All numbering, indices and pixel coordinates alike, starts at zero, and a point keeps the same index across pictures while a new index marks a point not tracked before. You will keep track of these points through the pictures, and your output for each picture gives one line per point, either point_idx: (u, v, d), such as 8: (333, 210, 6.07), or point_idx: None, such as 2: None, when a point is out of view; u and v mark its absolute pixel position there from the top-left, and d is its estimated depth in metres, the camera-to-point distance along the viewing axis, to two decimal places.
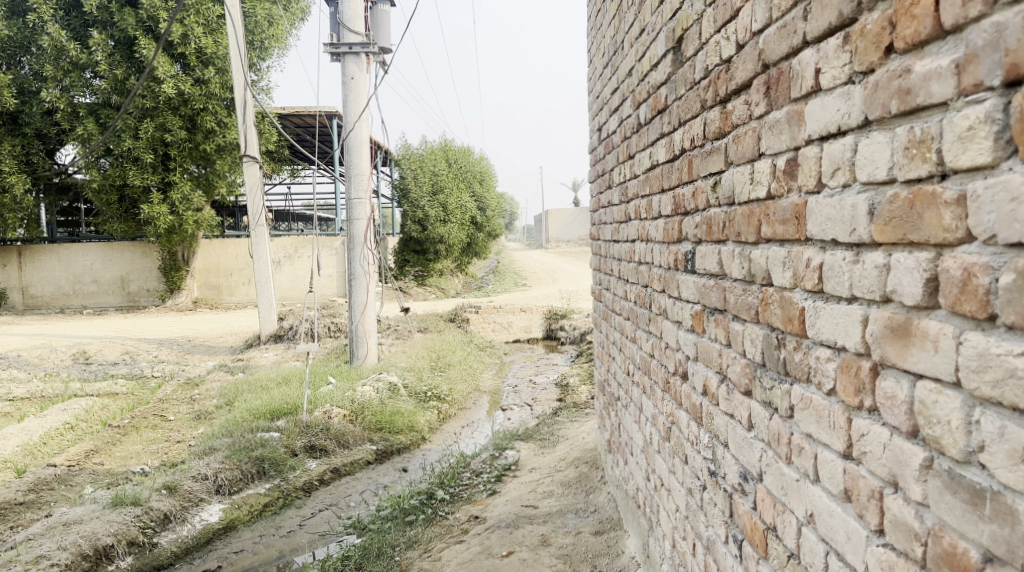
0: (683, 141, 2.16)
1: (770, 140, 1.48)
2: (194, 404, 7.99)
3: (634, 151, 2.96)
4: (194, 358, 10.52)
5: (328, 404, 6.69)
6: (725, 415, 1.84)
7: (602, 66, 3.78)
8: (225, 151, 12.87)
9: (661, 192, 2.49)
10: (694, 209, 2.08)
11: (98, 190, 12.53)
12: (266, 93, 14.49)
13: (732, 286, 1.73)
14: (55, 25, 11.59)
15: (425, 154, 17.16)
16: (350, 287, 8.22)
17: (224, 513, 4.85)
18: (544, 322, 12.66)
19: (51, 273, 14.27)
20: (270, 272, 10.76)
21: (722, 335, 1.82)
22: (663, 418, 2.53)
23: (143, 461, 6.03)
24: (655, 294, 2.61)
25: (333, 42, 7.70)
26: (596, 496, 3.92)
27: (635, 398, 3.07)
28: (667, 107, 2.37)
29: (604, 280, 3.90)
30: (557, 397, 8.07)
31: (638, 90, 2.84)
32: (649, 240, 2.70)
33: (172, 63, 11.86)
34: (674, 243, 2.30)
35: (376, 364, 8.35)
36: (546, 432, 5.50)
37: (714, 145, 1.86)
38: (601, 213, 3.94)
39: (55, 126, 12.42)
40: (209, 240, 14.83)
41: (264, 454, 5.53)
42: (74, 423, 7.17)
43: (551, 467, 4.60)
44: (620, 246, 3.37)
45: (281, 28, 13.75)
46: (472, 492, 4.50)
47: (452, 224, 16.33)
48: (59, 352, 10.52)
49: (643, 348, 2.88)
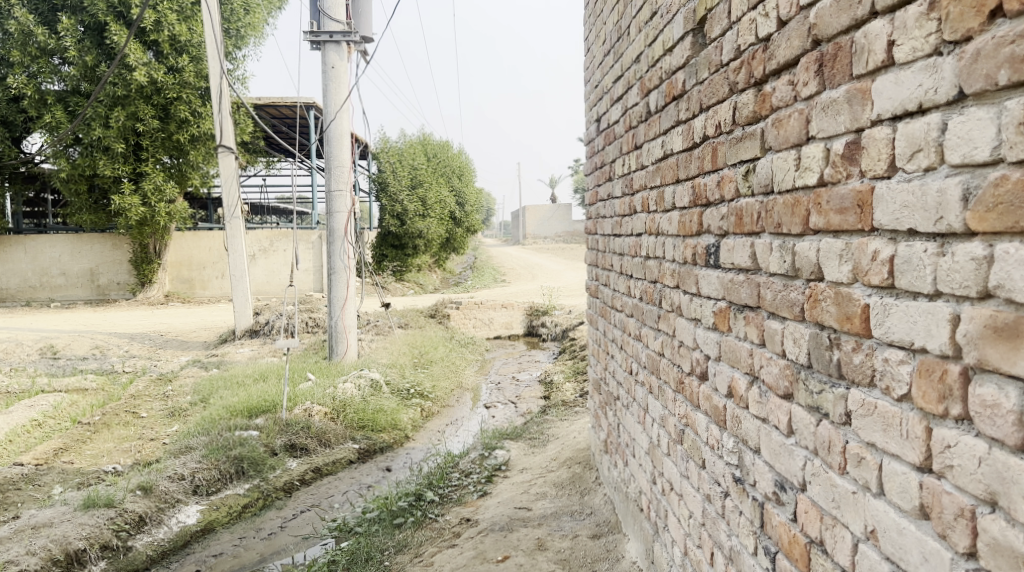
0: (706, 127, 2.04)
1: (822, 123, 1.37)
2: (167, 401, 7.75)
3: (642, 141, 2.83)
4: (167, 354, 10.23)
5: (308, 401, 6.51)
6: (755, 419, 1.73)
7: (601, 55, 3.67)
8: (198, 142, 12.51)
9: (675, 182, 2.36)
10: (718, 199, 1.95)
11: (67, 180, 12.16)
12: (242, 82, 14.19)
13: (768, 281, 1.62)
14: (22, 9, 11.21)
15: (404, 147, 16.93)
16: (330, 281, 8.03)
17: (201, 514, 4.68)
18: (525, 318, 12.54)
19: (17, 264, 13.84)
20: (246, 266, 10.49)
21: (754, 333, 1.71)
22: (675, 420, 2.41)
23: (115, 460, 5.80)
24: (666, 290, 2.50)
25: (313, 30, 7.50)
26: (591, 499, 3.80)
27: (639, 398, 2.95)
28: (685, 92, 2.25)
29: (602, 275, 3.78)
30: (542, 395, 7.97)
31: (647, 77, 2.73)
32: (659, 233, 2.58)
33: (145, 51, 11.55)
34: (692, 236, 2.18)
35: (356, 360, 8.18)
36: (536, 431, 5.37)
37: (747, 130, 1.74)
38: (599, 206, 3.82)
39: (22, 114, 12.02)
40: (182, 233, 14.49)
41: (243, 454, 5.32)
42: (41, 420, 6.91)
43: (543, 467, 4.48)
44: (622, 240, 3.25)
45: (258, 16, 13.46)
46: (461, 493, 4.36)
47: (431, 218, 16.14)
48: (25, 346, 10.17)
49: (650, 347, 2.76)
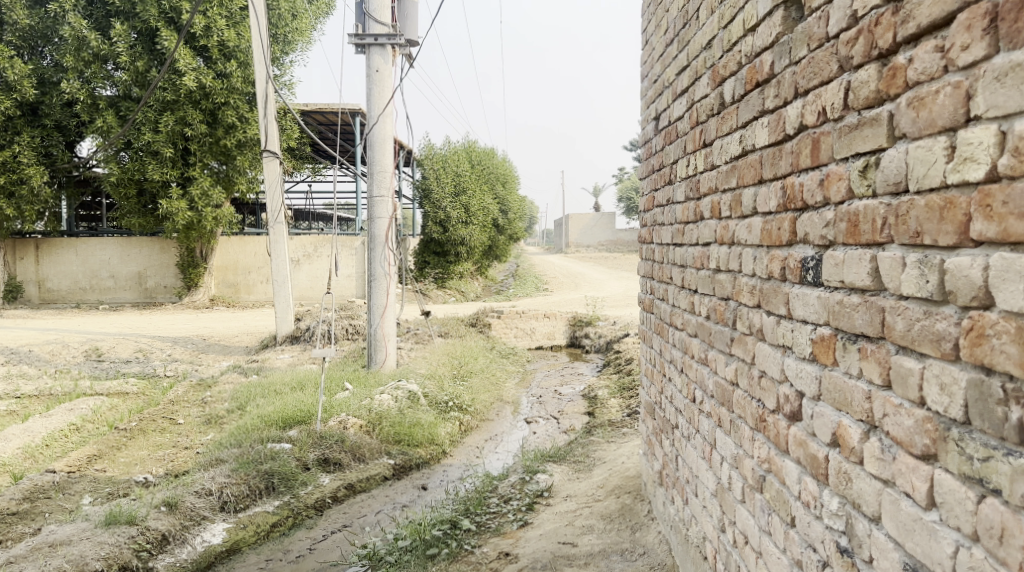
0: (804, 115, 1.69)
1: (995, 97, 1.07)
2: (204, 408, 7.58)
3: (712, 139, 2.48)
4: (209, 358, 10.14)
5: (343, 413, 6.28)
6: (873, 480, 1.37)
7: (662, 45, 3.32)
8: (245, 147, 12.50)
9: (758, 183, 2.01)
10: (820, 201, 1.60)
11: (117, 184, 12.22)
12: (288, 88, 14.16)
13: (898, 306, 1.27)
14: (76, 15, 11.31)
15: (448, 153, 16.72)
16: (370, 288, 7.80)
17: (228, 533, 4.41)
18: (568, 329, 12.20)
19: (68, 267, 14.02)
20: (287, 271, 10.33)
21: (874, 371, 1.35)
22: (753, 463, 2.05)
23: (147, 470, 5.63)
24: (742, 309, 2.15)
25: (357, 34, 7.31)
26: (644, 536, 3.44)
27: (704, 430, 2.59)
28: (773, 77, 1.91)
29: (658, 289, 3.41)
30: (585, 411, 7.61)
31: (720, 63, 2.38)
32: (733, 243, 2.23)
33: (194, 56, 11.56)
34: (780, 248, 1.83)
35: (395, 369, 7.92)
36: (581, 454, 5.02)
37: (864, 115, 1.40)
38: (656, 213, 3.48)
39: (76, 119, 12.16)
40: (229, 237, 14.52)
41: (274, 468, 5.09)
42: (79, 424, 6.80)
43: (589, 496, 4.12)
44: (683, 251, 2.91)
45: (305, 22, 13.41)
46: (501, 522, 4.02)
47: (474, 225, 15.92)
48: (71, 347, 10.20)
49: (719, 373, 2.40)
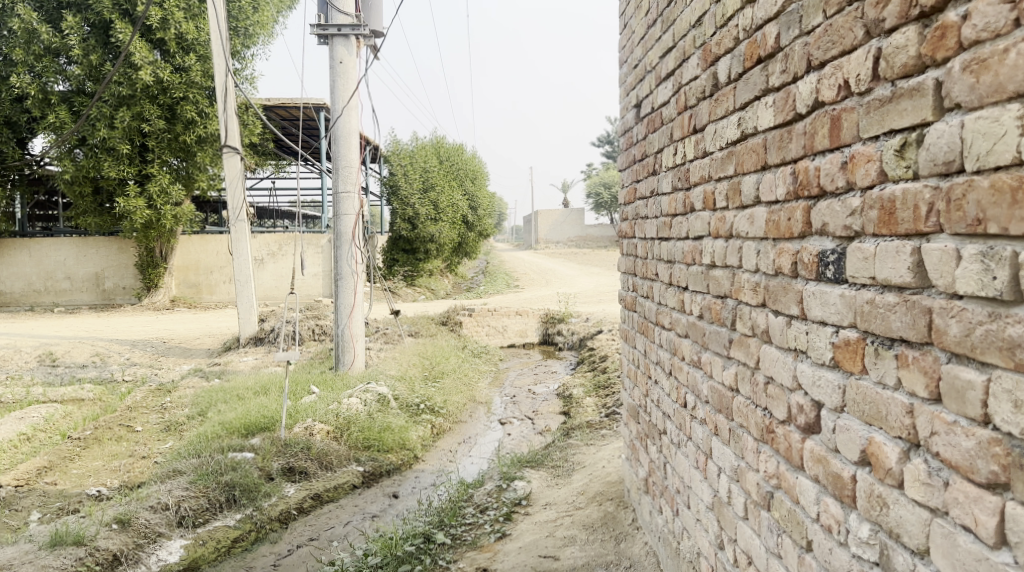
0: (820, 90, 1.50)
1: None
2: (164, 414, 7.24)
3: (704, 124, 2.29)
4: (169, 362, 9.75)
5: (310, 418, 5.99)
6: (916, 507, 1.25)
7: (643, 27, 3.12)
8: (205, 143, 12.06)
9: (761, 170, 1.82)
10: (845, 188, 1.41)
11: (71, 181, 11.72)
12: (250, 82, 13.74)
13: (949, 306, 1.18)
14: (25, 6, 10.78)
15: (416, 149, 16.42)
16: (336, 287, 7.49)
17: (185, 551, 4.13)
18: (541, 326, 12.00)
19: (21, 268, 13.41)
20: (249, 271, 9.95)
21: (919, 384, 1.24)
22: (758, 479, 1.87)
23: (102, 482, 5.30)
24: (743, 308, 1.96)
25: (319, 24, 7.00)
26: (629, 547, 3.25)
27: (698, 439, 2.40)
28: (779, 51, 1.72)
29: (642, 286, 3.21)
30: (561, 411, 7.44)
31: (711, 42, 2.19)
32: (732, 235, 2.04)
33: (151, 49, 11.13)
34: (790, 240, 1.65)
35: (364, 370, 7.64)
36: (559, 458, 4.82)
37: (903, 86, 1.27)
38: (638, 206, 3.29)
39: (26, 114, 11.61)
40: (189, 236, 14.05)
41: (235, 479, 4.77)
42: (30, 434, 6.42)
43: (569, 504, 3.92)
44: (671, 246, 2.72)
45: (267, 14, 12.99)
46: (477, 535, 3.80)
47: (444, 222, 15.66)
48: (23, 353, 9.71)
49: (714, 377, 2.22)
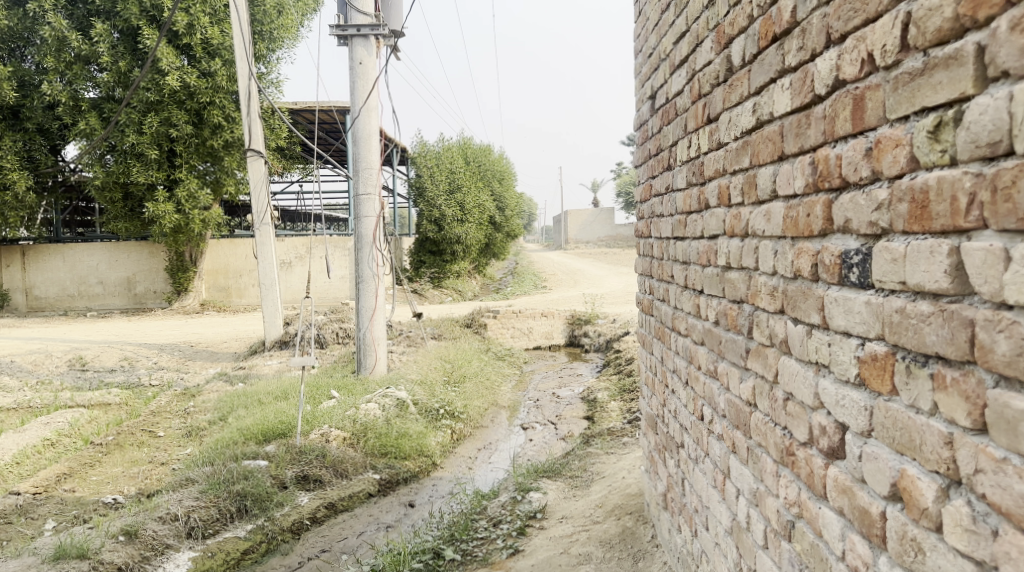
0: (840, 66, 1.31)
1: None
2: (187, 419, 7.19)
3: (717, 112, 2.10)
4: (195, 366, 9.76)
5: (325, 425, 5.87)
6: (960, 557, 1.06)
7: (657, 12, 2.93)
8: (233, 147, 12.10)
9: (778, 160, 1.62)
10: (871, 177, 1.23)
11: (101, 187, 11.80)
12: (276, 86, 13.75)
13: (995, 319, 0.99)
14: (56, 15, 10.88)
15: (442, 150, 16.34)
16: (357, 291, 7.38)
17: (193, 563, 4.03)
18: (567, 328, 11.80)
19: (55, 273, 13.60)
20: (273, 274, 9.90)
21: (959, 406, 1.05)
22: (779, 506, 1.67)
23: (119, 489, 5.24)
24: (760, 314, 1.77)
25: (340, 24, 6.90)
26: (648, 567, 3.06)
27: (716, 455, 2.20)
28: (795, 25, 1.52)
29: (659, 288, 3.02)
30: (584, 415, 7.24)
31: (725, 21, 2.00)
32: (748, 234, 1.84)
33: (177, 55, 11.16)
34: (809, 238, 1.46)
35: (385, 374, 7.52)
36: (578, 468, 4.64)
37: (941, 55, 1.08)
38: (653, 203, 3.10)
39: (58, 121, 11.74)
40: (218, 240, 14.11)
41: (246, 489, 4.67)
42: (54, 439, 6.40)
43: (586, 517, 3.74)
44: (687, 246, 2.52)
45: (291, 18, 12.97)
46: (489, 550, 3.64)
47: (470, 223, 15.54)
48: (54, 357, 9.79)
49: (731, 389, 2.03)
